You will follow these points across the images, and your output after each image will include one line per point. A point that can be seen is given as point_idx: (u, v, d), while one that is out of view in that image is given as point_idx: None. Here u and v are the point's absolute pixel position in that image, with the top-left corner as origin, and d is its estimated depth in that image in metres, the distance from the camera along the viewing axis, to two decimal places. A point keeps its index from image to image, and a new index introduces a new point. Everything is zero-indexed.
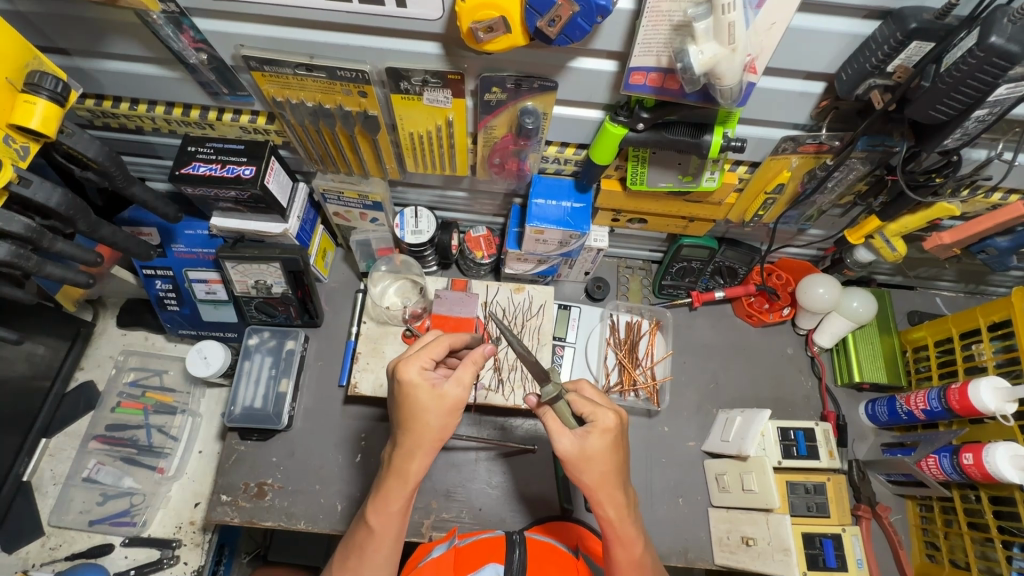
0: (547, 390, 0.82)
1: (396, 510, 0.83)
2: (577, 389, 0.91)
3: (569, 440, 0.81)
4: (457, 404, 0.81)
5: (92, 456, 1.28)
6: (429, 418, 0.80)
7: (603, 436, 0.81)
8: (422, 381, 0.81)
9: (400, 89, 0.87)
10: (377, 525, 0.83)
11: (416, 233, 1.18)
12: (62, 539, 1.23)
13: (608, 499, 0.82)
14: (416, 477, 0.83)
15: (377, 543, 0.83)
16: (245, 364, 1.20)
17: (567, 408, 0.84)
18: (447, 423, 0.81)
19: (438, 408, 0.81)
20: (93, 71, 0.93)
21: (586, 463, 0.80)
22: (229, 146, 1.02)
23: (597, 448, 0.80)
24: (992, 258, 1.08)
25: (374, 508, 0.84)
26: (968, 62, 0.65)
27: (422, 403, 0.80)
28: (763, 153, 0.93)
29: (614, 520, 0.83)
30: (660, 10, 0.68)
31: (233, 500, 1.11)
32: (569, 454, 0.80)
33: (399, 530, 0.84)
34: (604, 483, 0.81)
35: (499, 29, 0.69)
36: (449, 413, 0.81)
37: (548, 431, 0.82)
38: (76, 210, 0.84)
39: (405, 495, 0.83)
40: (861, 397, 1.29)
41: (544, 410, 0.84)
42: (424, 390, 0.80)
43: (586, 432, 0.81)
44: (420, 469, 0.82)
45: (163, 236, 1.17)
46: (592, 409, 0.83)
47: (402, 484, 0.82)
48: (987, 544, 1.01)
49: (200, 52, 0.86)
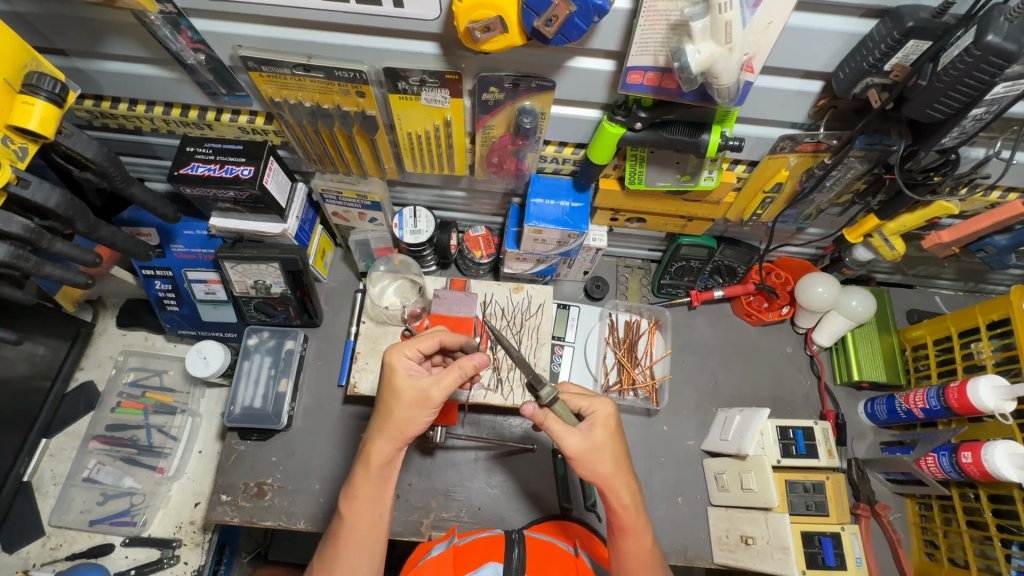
0: (546, 391, 0.83)
1: (362, 496, 0.83)
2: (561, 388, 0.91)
3: (576, 439, 0.81)
4: (427, 399, 0.82)
5: (92, 456, 1.29)
6: (398, 405, 0.82)
7: (607, 424, 0.83)
8: (400, 367, 0.84)
9: (398, 88, 0.87)
10: (342, 512, 0.83)
11: (416, 233, 1.18)
12: (62, 538, 1.23)
13: (623, 486, 0.82)
14: (378, 462, 0.82)
15: (344, 534, 0.81)
16: (245, 364, 1.21)
17: (563, 408, 0.85)
18: (413, 415, 0.82)
19: (407, 398, 0.82)
20: (91, 71, 0.93)
21: (599, 455, 0.81)
22: (228, 146, 1.03)
23: (606, 439, 0.82)
24: (992, 257, 1.07)
25: (344, 495, 0.84)
26: (965, 61, 0.64)
27: (395, 389, 0.83)
28: (761, 152, 0.93)
29: (629, 507, 0.83)
30: (657, 10, 0.68)
31: (232, 500, 1.12)
32: (579, 452, 0.81)
33: (368, 524, 0.82)
34: (618, 471, 0.82)
35: (497, 29, 0.70)
36: (415, 404, 0.82)
37: (553, 435, 0.81)
38: (75, 211, 0.84)
39: (370, 482, 0.82)
40: (860, 396, 1.29)
41: (546, 414, 0.82)
42: (400, 376, 0.83)
43: (591, 425, 0.83)
44: (382, 455, 0.82)
45: (163, 236, 1.17)
46: (589, 401, 0.86)
47: (366, 469, 0.83)
48: (986, 543, 1.01)
49: (198, 53, 0.86)
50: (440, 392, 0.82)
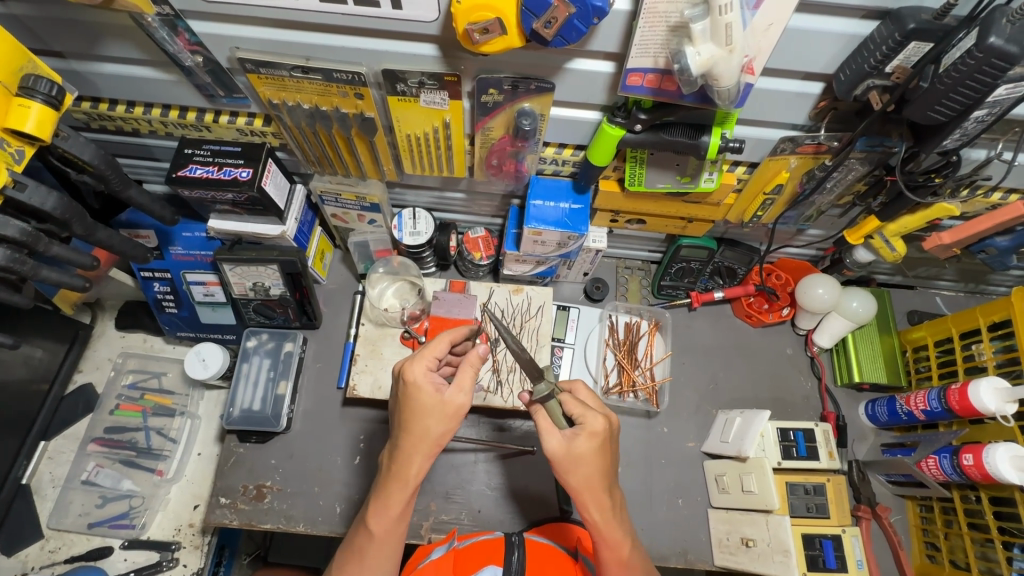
0: (540, 387, 0.85)
1: (396, 513, 0.82)
2: (572, 390, 0.91)
3: (557, 439, 0.80)
4: (460, 409, 0.81)
5: (91, 458, 1.28)
6: (430, 421, 0.80)
7: (592, 439, 0.80)
8: (425, 384, 0.81)
9: (397, 90, 0.86)
10: (375, 530, 0.82)
11: (415, 234, 1.18)
12: (61, 541, 1.23)
13: (594, 502, 0.81)
14: (415, 479, 0.82)
15: (374, 547, 0.83)
16: (244, 367, 1.20)
17: (558, 408, 0.85)
18: (448, 428, 0.81)
19: (439, 413, 0.80)
20: (89, 74, 0.93)
21: (573, 464, 0.80)
22: (226, 148, 1.02)
23: (584, 450, 0.79)
24: (993, 258, 1.08)
25: (374, 512, 0.83)
26: (966, 63, 0.64)
27: (425, 406, 0.80)
28: (761, 154, 0.93)
29: (599, 524, 0.82)
30: (657, 12, 0.68)
31: (232, 502, 1.11)
32: (555, 454, 0.80)
33: (397, 533, 0.84)
34: (591, 486, 0.80)
35: (495, 31, 0.69)
36: (448, 416, 0.81)
37: (539, 429, 0.82)
38: (72, 214, 0.83)
39: (405, 498, 0.82)
40: (861, 397, 1.28)
41: (536, 409, 0.84)
42: (427, 393, 0.80)
43: (575, 433, 0.81)
44: (420, 471, 0.82)
45: (162, 238, 1.16)
46: (582, 411, 0.83)
47: (402, 485, 0.82)
48: (987, 545, 1.01)
49: (195, 55, 0.85)
50: (466, 396, 0.82)
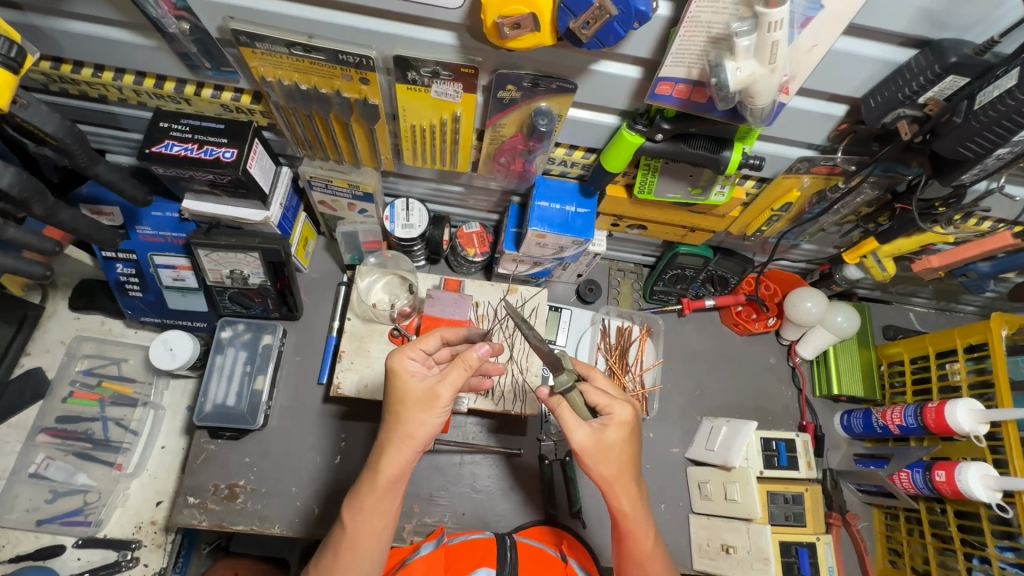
0: (562, 378, 0.79)
1: (368, 510, 0.78)
2: (590, 379, 0.86)
3: (585, 433, 0.76)
4: (436, 399, 0.76)
5: (40, 450, 1.16)
6: (404, 409, 0.77)
7: (621, 429, 0.78)
8: (402, 370, 0.79)
9: (406, 78, 0.80)
10: (350, 523, 0.78)
11: (407, 227, 1.11)
12: (5, 538, 1.14)
13: (624, 491, 0.80)
14: (386, 475, 0.77)
15: (348, 544, 0.78)
16: (217, 359, 1.12)
17: (579, 399, 0.80)
18: (424, 418, 0.77)
19: (417, 401, 0.77)
20: (50, 31, 0.82)
21: (604, 455, 0.77)
22: (207, 124, 0.93)
23: (616, 441, 0.77)
24: (972, 282, 1.12)
25: (348, 505, 0.79)
26: (1006, 102, 0.63)
27: (401, 392, 0.78)
28: (775, 170, 0.91)
29: (628, 513, 0.81)
30: (700, 21, 0.64)
31: (201, 502, 1.05)
32: (584, 447, 0.76)
33: (375, 536, 0.78)
34: (620, 476, 0.79)
35: (527, 26, 0.65)
36: (423, 404, 0.77)
37: (563, 424, 0.77)
38: (31, 192, 0.74)
39: (376, 495, 0.77)
40: (837, 408, 1.32)
41: (558, 402, 0.78)
42: (406, 379, 0.78)
43: (603, 425, 0.78)
44: (393, 467, 0.77)
45: (127, 216, 1.06)
46: (608, 401, 0.79)
47: (373, 480, 0.77)
48: (947, 555, 1.07)
49: (181, 21, 0.76)
50: (447, 390, 0.76)
